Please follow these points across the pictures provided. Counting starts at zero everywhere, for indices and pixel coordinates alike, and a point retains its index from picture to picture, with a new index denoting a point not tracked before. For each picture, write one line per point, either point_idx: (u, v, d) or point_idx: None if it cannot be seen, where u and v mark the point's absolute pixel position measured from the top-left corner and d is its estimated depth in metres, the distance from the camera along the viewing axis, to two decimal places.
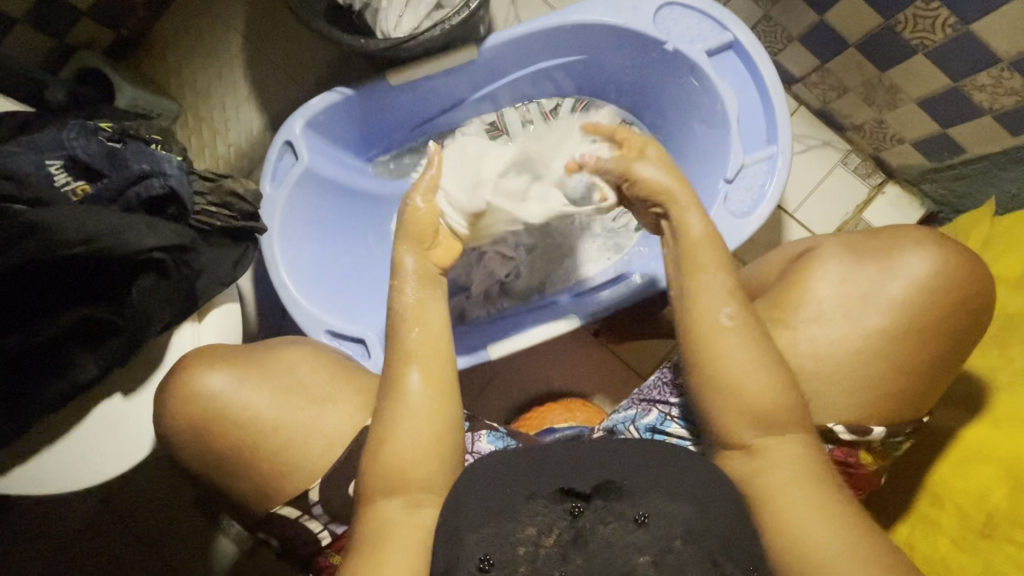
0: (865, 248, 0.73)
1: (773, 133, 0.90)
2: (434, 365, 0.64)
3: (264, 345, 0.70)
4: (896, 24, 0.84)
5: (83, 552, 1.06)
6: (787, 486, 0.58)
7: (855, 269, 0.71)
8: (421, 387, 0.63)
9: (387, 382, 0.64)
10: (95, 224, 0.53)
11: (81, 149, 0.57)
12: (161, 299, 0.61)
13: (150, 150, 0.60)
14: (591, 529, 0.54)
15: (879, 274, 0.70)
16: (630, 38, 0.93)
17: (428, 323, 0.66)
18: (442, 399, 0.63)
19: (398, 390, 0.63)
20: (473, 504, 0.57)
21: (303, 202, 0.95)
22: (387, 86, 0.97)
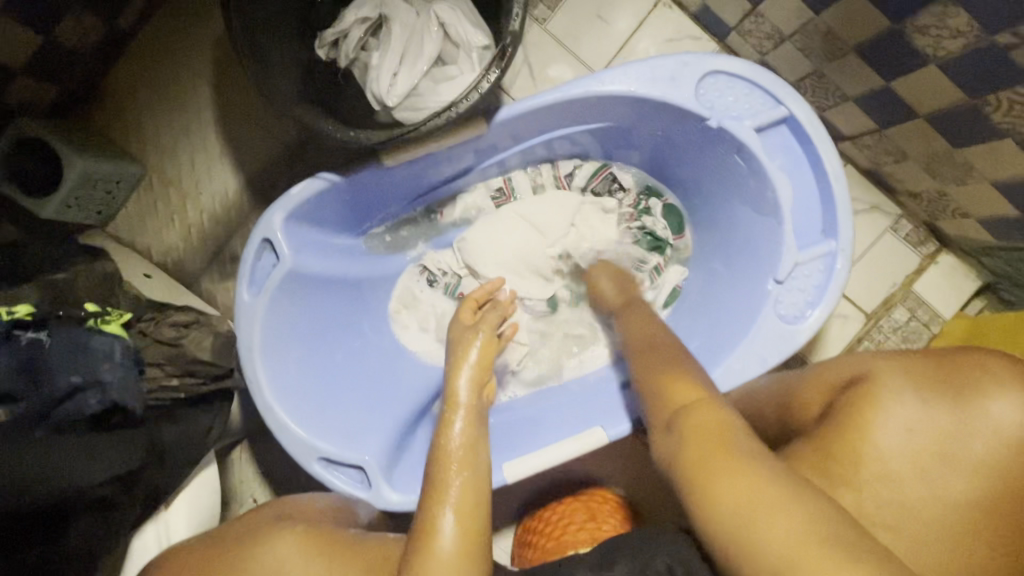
0: (930, 382, 0.60)
1: (830, 226, 0.78)
2: (471, 518, 0.56)
3: (254, 527, 0.58)
4: (985, 105, 0.71)
5: None
6: (750, 492, 0.46)
7: (928, 417, 0.58)
8: (451, 546, 0.53)
9: (416, 533, 0.56)
10: (39, 467, 0.51)
11: None
12: (113, 526, 0.57)
13: (77, 349, 0.54)
14: None
15: (950, 421, 0.57)
16: (665, 109, 0.80)
17: (475, 468, 0.61)
18: (472, 562, 0.53)
19: (426, 545, 0.54)
20: None
21: (287, 305, 0.82)
22: (382, 166, 0.82)
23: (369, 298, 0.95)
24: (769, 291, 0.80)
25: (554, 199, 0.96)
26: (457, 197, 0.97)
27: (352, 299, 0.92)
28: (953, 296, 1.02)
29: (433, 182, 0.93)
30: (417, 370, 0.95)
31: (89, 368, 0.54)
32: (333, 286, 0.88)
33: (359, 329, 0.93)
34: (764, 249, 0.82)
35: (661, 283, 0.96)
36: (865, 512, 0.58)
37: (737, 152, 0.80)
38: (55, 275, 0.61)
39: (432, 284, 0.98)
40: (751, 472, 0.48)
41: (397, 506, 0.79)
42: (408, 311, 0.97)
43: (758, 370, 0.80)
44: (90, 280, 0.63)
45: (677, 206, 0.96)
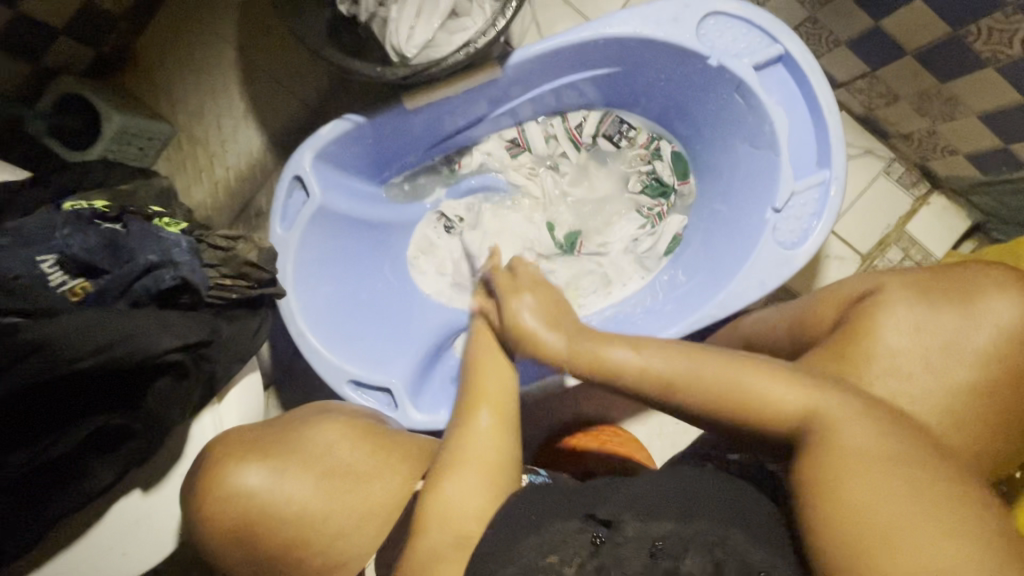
0: (937, 291, 0.66)
1: (824, 156, 0.83)
2: (502, 405, 0.63)
3: (301, 416, 0.65)
4: (967, 35, 0.76)
5: None
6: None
7: (931, 318, 0.64)
8: (489, 424, 0.61)
9: (457, 414, 0.63)
10: (107, 331, 0.50)
11: (79, 244, 0.54)
12: (180, 401, 0.57)
13: (153, 234, 0.57)
14: (613, 561, 0.51)
15: (958, 322, 0.63)
16: (669, 52, 0.85)
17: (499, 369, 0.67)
18: (507, 430, 0.61)
19: (465, 427, 0.62)
20: (512, 520, 0.55)
21: (317, 241, 0.87)
22: (404, 110, 0.88)
23: (391, 243, 1.01)
24: (768, 219, 0.85)
25: (573, 159, 1.05)
26: (474, 147, 1.03)
27: (376, 242, 0.98)
28: (946, 235, 1.07)
29: (448, 131, 0.99)
30: (437, 309, 1.01)
31: (162, 249, 0.56)
32: (358, 227, 0.94)
33: (381, 269, 0.99)
34: (763, 182, 0.87)
35: (663, 230, 1.02)
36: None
37: (737, 90, 0.85)
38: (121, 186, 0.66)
39: (448, 231, 1.04)
40: (930, 532, 0.42)
41: (421, 425, 0.85)
42: (425, 257, 1.03)
43: (758, 293, 0.84)
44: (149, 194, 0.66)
45: (683, 152, 1.02)
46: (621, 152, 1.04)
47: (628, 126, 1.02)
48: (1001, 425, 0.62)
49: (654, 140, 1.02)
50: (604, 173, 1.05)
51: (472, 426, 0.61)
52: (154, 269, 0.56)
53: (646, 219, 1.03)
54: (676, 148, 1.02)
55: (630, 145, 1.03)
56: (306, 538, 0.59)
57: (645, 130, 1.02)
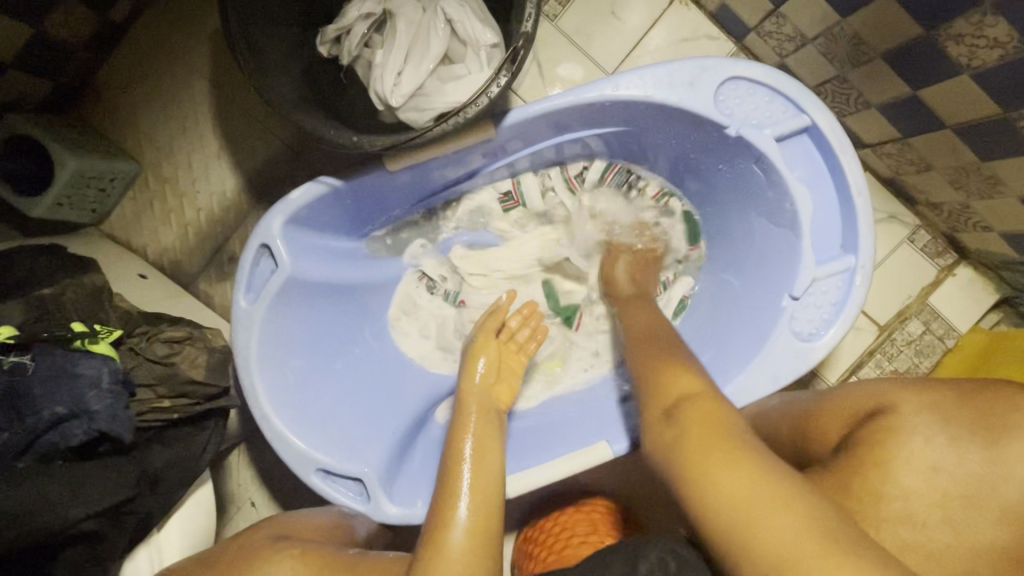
0: (963, 418, 0.56)
1: (850, 241, 0.75)
2: (481, 521, 0.59)
3: (248, 555, 0.58)
4: (1017, 118, 0.67)
5: None
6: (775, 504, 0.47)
7: (957, 456, 0.55)
8: (462, 540, 0.57)
9: (428, 530, 0.60)
10: (20, 506, 0.52)
11: None
12: (103, 559, 0.58)
13: (59, 387, 0.55)
14: None
15: (985, 466, 0.54)
16: (683, 117, 0.76)
17: (483, 489, 0.63)
18: (483, 551, 0.57)
19: (437, 539, 0.58)
20: None
21: (288, 309, 0.79)
22: (386, 169, 0.79)
23: (374, 301, 0.93)
24: (785, 306, 0.77)
25: (572, 213, 0.96)
26: (465, 201, 0.95)
27: (356, 303, 0.91)
28: (970, 310, 0.99)
29: (438, 185, 0.90)
30: (422, 375, 0.94)
31: (74, 398, 0.56)
32: (336, 290, 0.86)
33: (361, 333, 0.91)
34: (780, 262, 0.79)
35: (668, 294, 0.94)
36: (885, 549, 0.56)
37: (756, 162, 0.77)
38: (43, 290, 0.64)
39: (431, 291, 0.97)
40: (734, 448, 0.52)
41: (396, 519, 0.77)
42: (408, 318, 0.96)
43: (770, 388, 0.77)
44: (80, 295, 0.66)
45: (692, 213, 0.93)
46: (630, 203, 0.95)
47: (635, 177, 0.93)
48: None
49: (665, 195, 0.93)
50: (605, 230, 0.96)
51: (445, 546, 0.57)
52: (61, 423, 0.56)
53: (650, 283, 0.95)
54: (687, 208, 0.93)
55: (640, 196, 0.94)
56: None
57: (655, 182, 0.93)
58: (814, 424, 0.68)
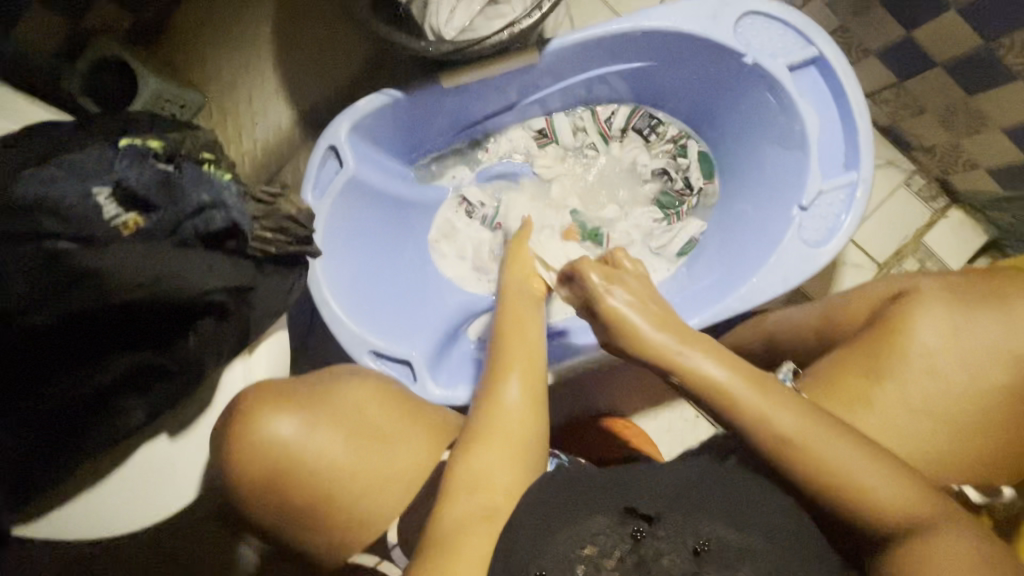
0: (968, 289, 0.60)
1: (853, 159, 0.84)
2: (531, 379, 0.63)
3: (331, 375, 0.67)
4: (999, 47, 0.78)
5: None
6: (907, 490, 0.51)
7: (971, 321, 0.58)
8: (517, 397, 0.61)
9: (486, 386, 0.63)
10: (150, 267, 0.46)
11: (133, 178, 0.48)
12: (216, 346, 0.54)
13: (206, 177, 0.51)
14: (655, 556, 0.54)
15: (1001, 326, 0.57)
16: (706, 48, 0.87)
17: (530, 354, 0.66)
18: (536, 407, 0.61)
19: (494, 396, 0.62)
20: (553, 506, 0.55)
21: (347, 210, 0.88)
22: (440, 88, 0.89)
23: (418, 221, 1.02)
24: (794, 217, 0.86)
25: (600, 152, 1.05)
26: (501, 135, 1.04)
27: (400, 219, 0.99)
28: (959, 249, 1.08)
29: (479, 115, 1.00)
30: (457, 292, 1.02)
31: (214, 190, 0.51)
32: (386, 202, 0.95)
33: (405, 247, 0.99)
34: (790, 181, 0.88)
35: (681, 232, 1.02)
36: (897, 399, 0.59)
37: (769, 89, 0.87)
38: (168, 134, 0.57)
39: (469, 216, 1.04)
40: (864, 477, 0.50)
41: (440, 398, 0.85)
42: (446, 240, 1.03)
43: (780, 290, 0.85)
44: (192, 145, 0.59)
45: (709, 153, 1.03)
46: (650, 145, 1.04)
47: (657, 121, 1.03)
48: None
49: (683, 137, 1.03)
50: (627, 170, 1.05)
51: (503, 398, 0.61)
52: (200, 212, 0.50)
53: (665, 217, 1.03)
54: (703, 148, 1.03)
55: (659, 138, 1.04)
56: (333, 492, 0.60)
57: (675, 125, 1.03)
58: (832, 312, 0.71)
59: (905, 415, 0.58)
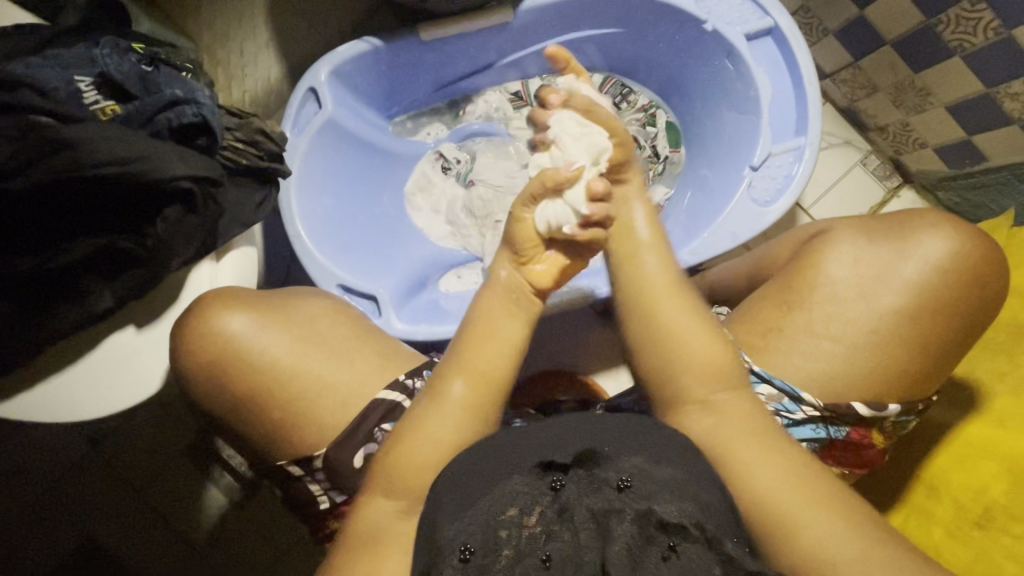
0: (880, 229, 0.65)
1: (802, 124, 0.89)
2: (485, 378, 0.57)
3: (288, 291, 0.68)
4: (937, 24, 0.85)
5: (62, 499, 1.07)
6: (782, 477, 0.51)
7: (868, 252, 0.64)
8: (461, 395, 0.56)
9: (436, 375, 0.59)
10: (124, 147, 0.51)
11: (115, 66, 0.54)
12: (185, 234, 0.58)
13: (183, 78, 0.58)
14: (575, 504, 0.48)
15: (892, 258, 0.62)
16: (671, 14, 0.93)
17: (500, 335, 0.60)
18: (482, 408, 0.56)
19: (437, 392, 0.57)
20: (475, 472, 0.51)
21: (323, 151, 0.93)
22: (419, 41, 0.95)
23: (394, 174, 1.07)
24: (746, 176, 0.91)
25: None
26: (478, 96, 1.09)
27: (375, 168, 1.04)
28: None
29: (457, 74, 1.05)
30: (428, 244, 1.06)
31: (189, 89, 0.57)
32: (363, 150, 1.00)
33: (379, 197, 1.04)
34: (743, 145, 0.94)
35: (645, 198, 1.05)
36: (809, 326, 0.63)
37: (728, 56, 0.92)
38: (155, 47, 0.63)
39: (445, 171, 1.08)
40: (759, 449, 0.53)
41: (401, 333, 0.88)
42: (421, 195, 1.08)
43: (729, 245, 0.88)
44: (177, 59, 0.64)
45: (676, 123, 1.07)
46: (620, 112, 1.08)
47: (628, 89, 1.08)
48: (951, 365, 0.63)
49: (652, 106, 1.08)
50: None
51: (445, 400, 0.56)
52: (175, 105, 0.56)
53: None
54: (670, 118, 1.07)
55: (630, 106, 1.08)
56: (272, 390, 0.61)
57: (645, 95, 1.08)
58: (765, 258, 0.75)
59: (807, 338, 0.63)
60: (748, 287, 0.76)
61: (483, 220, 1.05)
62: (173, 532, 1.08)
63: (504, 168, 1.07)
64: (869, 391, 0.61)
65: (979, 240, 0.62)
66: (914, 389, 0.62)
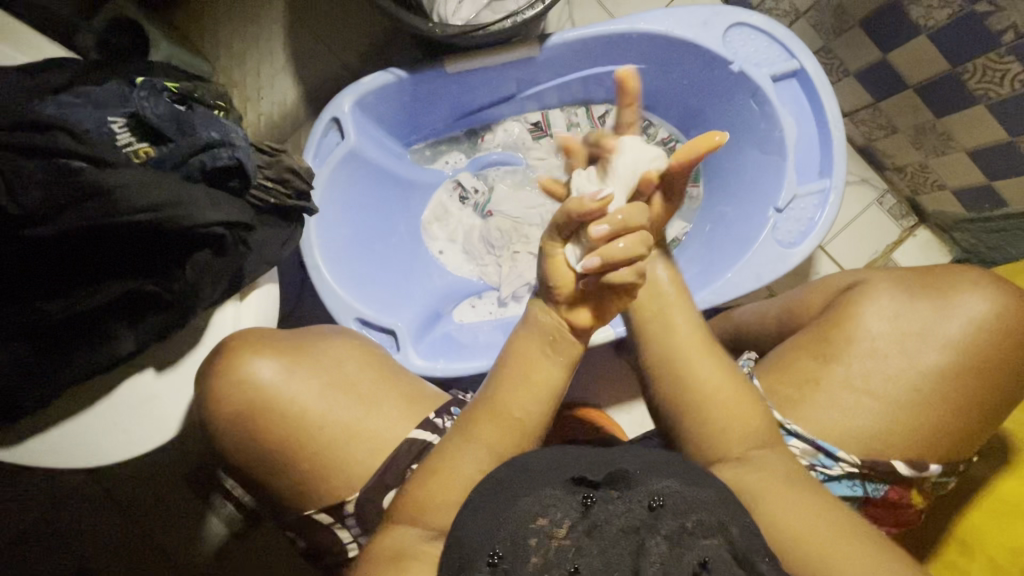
0: (920, 285, 0.64)
1: (826, 167, 0.89)
2: (517, 416, 0.54)
3: (316, 330, 0.67)
4: (963, 72, 0.85)
5: (55, 528, 1.03)
6: (815, 517, 0.48)
7: (912, 308, 0.63)
8: (491, 432, 0.54)
9: (471, 407, 0.56)
10: (154, 192, 0.50)
11: (150, 109, 0.53)
12: (213, 277, 0.56)
13: (218, 118, 0.56)
14: (606, 521, 0.46)
15: (933, 316, 0.62)
16: (696, 53, 0.94)
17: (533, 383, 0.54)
18: (512, 446, 0.54)
19: (467, 427, 0.55)
20: (508, 487, 0.50)
21: (343, 181, 0.92)
22: (443, 73, 0.94)
23: (411, 202, 1.05)
24: (770, 217, 0.90)
25: None
26: (498, 126, 1.08)
27: (392, 197, 1.02)
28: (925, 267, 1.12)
29: (477, 105, 1.04)
30: (445, 275, 1.05)
31: (224, 130, 0.56)
32: (382, 179, 0.99)
33: (395, 227, 1.02)
34: (767, 184, 0.93)
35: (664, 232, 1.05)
36: (852, 383, 0.62)
37: (752, 96, 0.93)
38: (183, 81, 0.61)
39: (463, 201, 1.07)
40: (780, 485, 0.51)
41: (419, 368, 0.87)
42: (439, 225, 1.06)
43: (753, 286, 0.87)
44: (208, 94, 0.62)
45: None
46: None
47: (648, 123, 1.08)
48: (987, 422, 0.63)
49: (672, 140, 1.08)
50: None
51: (473, 435, 0.54)
52: (210, 147, 0.55)
53: None
54: None
55: (650, 139, 1.08)
56: (305, 441, 0.59)
57: (665, 128, 1.08)
58: (798, 306, 0.74)
59: (847, 392, 0.62)
60: (778, 332, 0.75)
61: (498, 251, 1.04)
62: (171, 565, 1.05)
63: (520, 199, 1.06)
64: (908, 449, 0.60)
65: (1017, 298, 0.62)
66: (958, 448, 0.61)
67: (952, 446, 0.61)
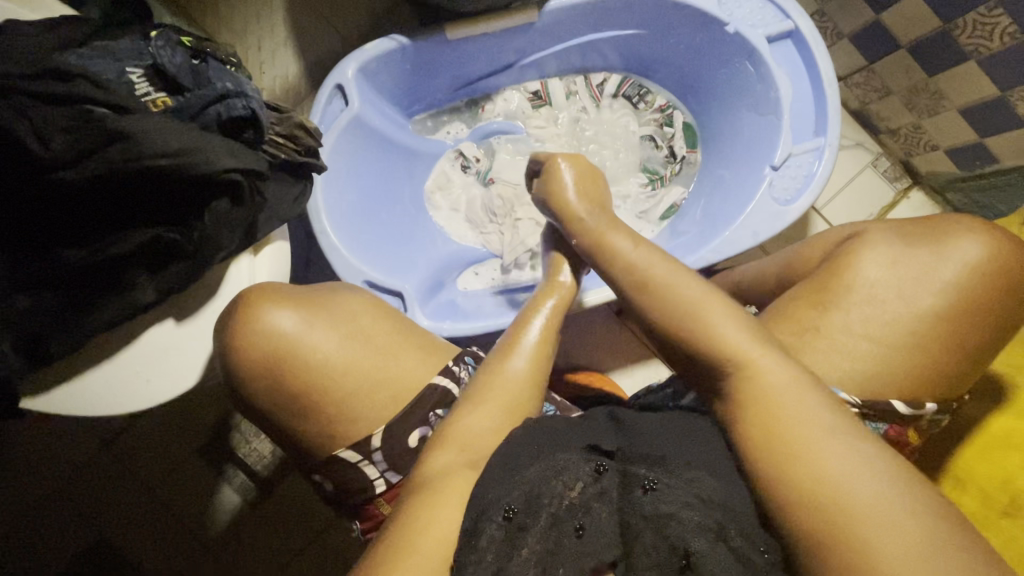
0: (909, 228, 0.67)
1: (820, 126, 0.91)
2: (540, 355, 0.60)
3: (331, 287, 0.69)
4: (953, 28, 0.87)
5: (72, 497, 1.06)
6: (837, 463, 0.44)
7: (903, 251, 0.65)
8: (521, 370, 0.58)
9: (498, 349, 0.61)
10: (175, 138, 0.52)
11: (167, 58, 0.55)
12: (231, 228, 0.59)
13: (232, 71, 0.59)
14: (614, 487, 0.51)
15: (921, 256, 0.64)
16: (692, 16, 0.95)
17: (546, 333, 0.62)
18: (535, 387, 0.58)
19: (499, 365, 0.59)
20: (529, 445, 0.52)
21: (347, 148, 0.94)
22: (444, 40, 0.95)
23: (415, 171, 1.07)
24: (767, 176, 0.92)
25: (595, 119, 1.10)
26: (498, 96, 1.10)
27: (395, 165, 1.04)
28: None
29: (477, 74, 1.06)
30: (450, 244, 1.07)
31: (239, 83, 0.58)
32: (385, 147, 1.01)
33: (400, 195, 1.04)
34: (763, 145, 0.95)
35: (662, 197, 1.07)
36: (845, 324, 0.64)
37: (748, 58, 0.94)
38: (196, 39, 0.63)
39: (464, 170, 1.09)
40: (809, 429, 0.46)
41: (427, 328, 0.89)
42: (441, 194, 1.08)
43: (750, 243, 0.89)
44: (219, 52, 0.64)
45: (693, 124, 1.09)
46: (637, 112, 1.10)
47: (646, 90, 1.10)
48: (975, 358, 0.65)
49: (670, 107, 1.09)
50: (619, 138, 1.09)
51: (505, 370, 0.58)
52: (226, 98, 0.57)
53: (649, 181, 1.08)
54: (687, 119, 1.09)
55: (648, 107, 1.10)
56: (325, 387, 0.62)
57: (663, 95, 1.10)
58: (794, 257, 0.76)
59: (841, 333, 0.64)
60: (774, 284, 0.77)
61: (500, 216, 1.06)
62: (186, 531, 1.07)
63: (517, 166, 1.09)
64: (901, 384, 0.62)
65: (1003, 237, 0.64)
66: (949, 385, 0.64)
67: (943, 382, 0.64)
